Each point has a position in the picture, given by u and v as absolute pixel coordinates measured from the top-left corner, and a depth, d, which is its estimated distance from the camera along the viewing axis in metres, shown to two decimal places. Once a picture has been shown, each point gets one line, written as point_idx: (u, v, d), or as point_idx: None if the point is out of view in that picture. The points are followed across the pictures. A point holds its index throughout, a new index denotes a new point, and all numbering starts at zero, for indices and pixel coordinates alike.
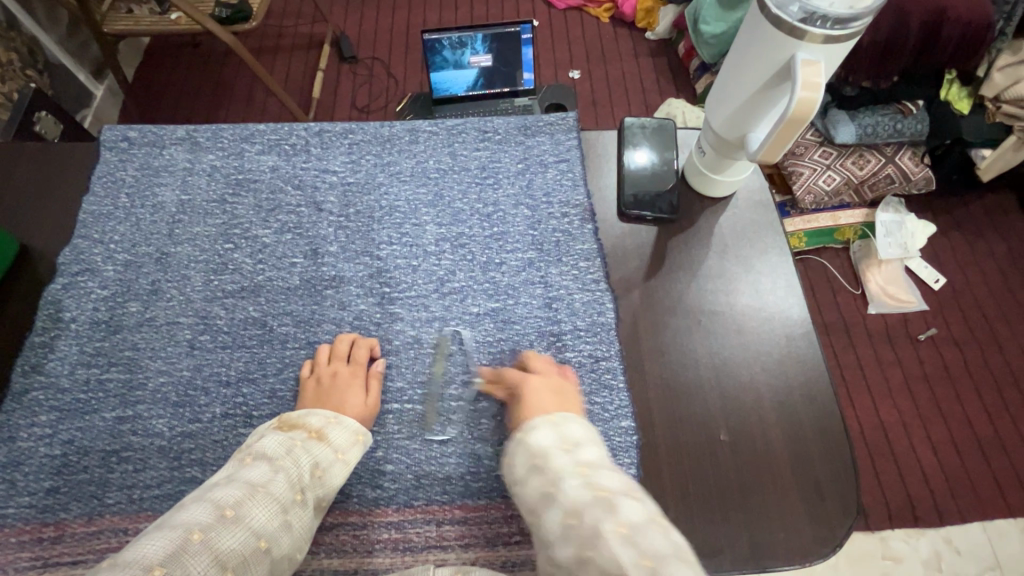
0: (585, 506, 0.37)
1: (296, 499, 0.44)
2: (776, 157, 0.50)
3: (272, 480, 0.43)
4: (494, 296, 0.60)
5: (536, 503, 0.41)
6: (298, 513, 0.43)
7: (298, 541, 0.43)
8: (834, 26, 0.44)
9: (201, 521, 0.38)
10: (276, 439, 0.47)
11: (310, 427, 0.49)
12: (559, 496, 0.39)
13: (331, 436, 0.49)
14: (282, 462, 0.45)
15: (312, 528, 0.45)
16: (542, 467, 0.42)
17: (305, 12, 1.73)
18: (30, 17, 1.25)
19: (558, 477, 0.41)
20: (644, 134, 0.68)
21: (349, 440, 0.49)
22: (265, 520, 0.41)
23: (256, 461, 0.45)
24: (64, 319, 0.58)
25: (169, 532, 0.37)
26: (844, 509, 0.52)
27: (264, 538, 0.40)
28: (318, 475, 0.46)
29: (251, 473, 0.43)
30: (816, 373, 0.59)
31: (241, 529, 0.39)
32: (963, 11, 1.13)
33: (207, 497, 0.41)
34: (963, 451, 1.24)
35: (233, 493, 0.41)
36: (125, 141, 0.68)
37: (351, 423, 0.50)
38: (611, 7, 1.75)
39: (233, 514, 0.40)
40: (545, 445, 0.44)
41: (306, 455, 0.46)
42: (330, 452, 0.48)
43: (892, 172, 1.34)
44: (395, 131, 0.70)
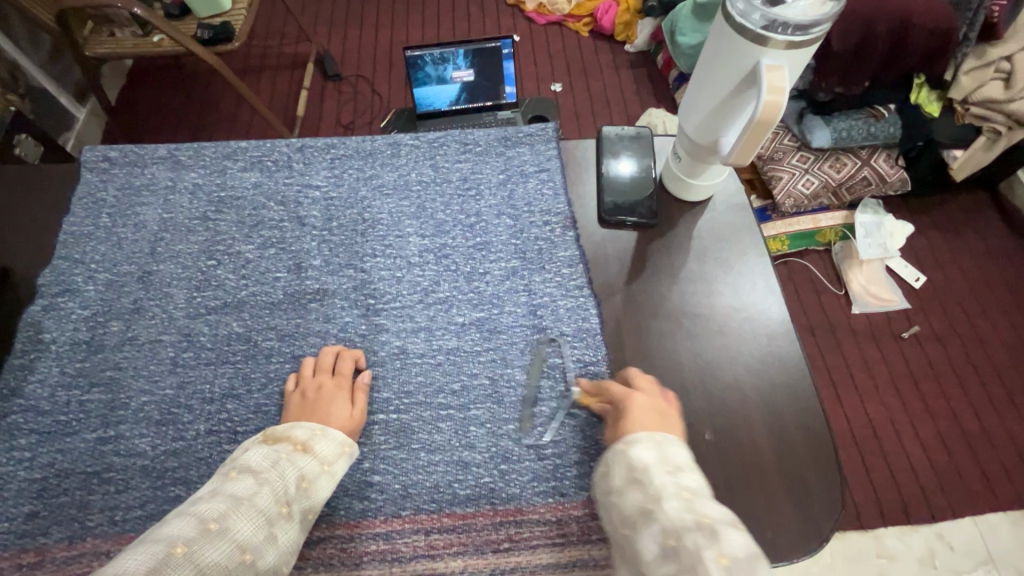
0: (685, 530, 0.36)
1: (281, 512, 0.43)
2: (747, 160, 0.52)
3: (257, 493, 0.43)
4: (479, 305, 0.60)
5: (634, 520, 0.41)
6: (284, 526, 0.43)
7: (285, 554, 0.42)
8: (794, 33, 0.46)
9: (184, 536, 0.38)
10: (261, 452, 0.46)
11: (295, 440, 0.48)
12: (659, 516, 0.39)
13: (317, 448, 0.48)
14: (267, 474, 0.44)
15: (299, 540, 0.45)
16: (642, 483, 0.42)
17: (288, 32, 1.75)
18: (9, 42, 1.26)
19: (660, 495, 0.40)
20: (622, 143, 0.69)
21: (335, 452, 0.49)
22: (249, 532, 0.40)
23: (242, 474, 0.44)
24: (44, 341, 0.57)
25: (151, 547, 0.37)
26: (830, 504, 0.53)
27: (248, 551, 0.39)
28: (305, 486, 0.45)
29: (236, 486, 0.43)
30: (798, 371, 0.60)
31: (226, 543, 0.39)
32: (926, 19, 1.17)
33: (193, 510, 0.40)
34: (951, 447, 1.26)
35: (217, 506, 0.41)
36: (105, 161, 0.68)
37: (337, 435, 0.50)
38: (590, 21, 1.79)
39: (217, 527, 0.39)
40: (645, 461, 0.44)
41: (292, 467, 0.46)
42: (316, 463, 0.47)
43: (868, 174, 1.37)
44: (376, 145, 0.71)
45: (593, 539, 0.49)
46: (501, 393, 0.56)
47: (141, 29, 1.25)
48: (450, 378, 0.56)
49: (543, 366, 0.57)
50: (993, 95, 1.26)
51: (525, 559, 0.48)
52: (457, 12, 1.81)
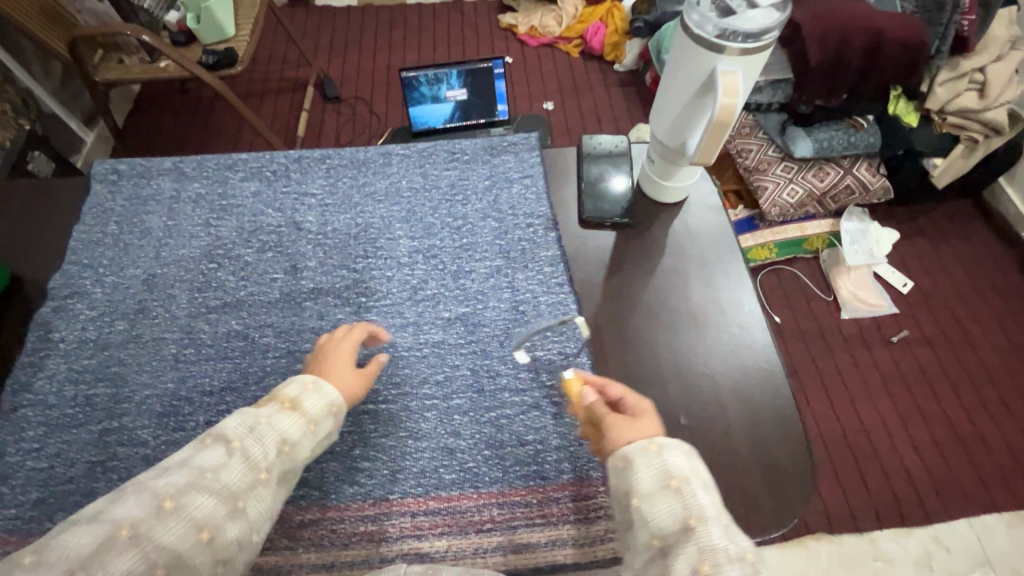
0: (728, 562, 0.36)
1: (258, 478, 0.42)
2: (711, 158, 0.56)
3: (224, 467, 0.41)
4: (465, 301, 0.64)
5: (666, 533, 0.39)
6: (253, 499, 0.41)
7: (252, 526, 0.41)
8: (745, 40, 0.51)
9: (134, 514, 0.36)
10: (240, 416, 0.45)
11: (284, 397, 0.47)
12: (700, 538, 0.37)
13: (305, 405, 0.47)
14: (244, 443, 0.43)
15: (276, 505, 0.44)
16: (682, 496, 0.40)
17: (290, 58, 1.82)
18: (23, 71, 1.32)
19: (703, 515, 0.39)
20: (597, 155, 0.73)
21: (322, 411, 0.48)
22: (208, 510, 0.39)
23: (213, 445, 0.42)
24: (53, 339, 0.60)
25: (97, 526, 0.35)
26: (802, 486, 0.55)
27: (206, 529, 0.38)
28: (286, 451, 0.45)
29: (204, 458, 0.41)
30: (771, 361, 0.63)
31: (181, 522, 0.37)
32: (899, 34, 1.21)
33: (149, 485, 0.38)
34: (945, 449, 1.26)
35: (175, 482, 0.39)
36: (114, 173, 0.72)
37: (329, 391, 0.49)
38: (580, 42, 1.87)
39: (172, 505, 0.38)
40: (683, 469, 0.41)
41: (269, 434, 0.44)
42: (301, 423, 0.46)
43: (851, 182, 1.40)
44: (369, 155, 0.75)
45: (572, 520, 0.52)
46: (484, 382, 0.59)
47: (149, 56, 1.32)
48: (436, 369, 0.59)
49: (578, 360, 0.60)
50: (970, 104, 1.30)
51: (507, 539, 0.51)
52: (452, 37, 1.89)
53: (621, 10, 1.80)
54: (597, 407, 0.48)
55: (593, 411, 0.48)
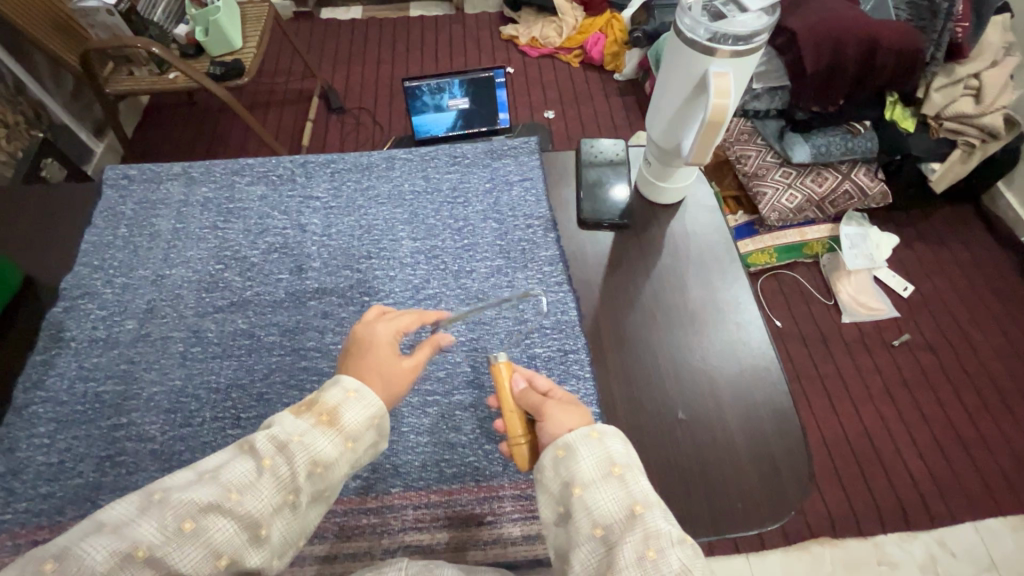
0: (669, 544, 0.36)
1: (286, 500, 0.39)
2: (705, 158, 0.57)
3: (251, 487, 0.38)
4: (466, 300, 0.65)
5: (609, 521, 0.39)
6: (278, 522, 0.39)
7: (276, 550, 0.39)
8: (736, 42, 0.53)
9: (153, 533, 0.34)
10: (279, 427, 0.41)
11: (322, 408, 0.43)
12: (645, 521, 0.38)
13: (345, 419, 0.43)
14: (274, 461, 0.39)
15: (307, 522, 0.41)
16: (624, 481, 0.40)
17: (295, 70, 1.86)
18: (37, 84, 1.35)
19: (646, 501, 0.39)
20: (597, 163, 0.76)
21: (363, 424, 0.44)
22: (229, 536, 0.36)
23: (245, 455, 0.39)
24: (64, 338, 0.62)
25: (115, 540, 0.33)
26: (798, 479, 0.56)
27: (224, 556, 0.36)
28: (318, 473, 0.41)
29: (232, 471, 0.38)
30: (767, 358, 0.64)
31: (199, 548, 0.35)
32: (895, 40, 1.22)
33: (171, 500, 0.36)
34: (949, 452, 1.25)
35: (199, 500, 0.36)
36: (125, 179, 0.74)
37: (372, 400, 0.44)
38: (581, 53, 1.90)
39: (191, 528, 0.35)
40: (625, 457, 0.42)
41: (302, 454, 0.40)
42: (339, 441, 0.42)
43: (848, 187, 1.41)
44: (373, 159, 0.77)
45: None
46: (483, 378, 0.60)
47: (158, 68, 1.34)
48: (438, 366, 0.60)
49: (575, 355, 0.61)
50: (965, 109, 1.33)
51: (507, 531, 0.52)
52: (454, 48, 1.92)
53: (620, 21, 1.83)
54: (529, 394, 0.46)
55: (524, 399, 0.46)
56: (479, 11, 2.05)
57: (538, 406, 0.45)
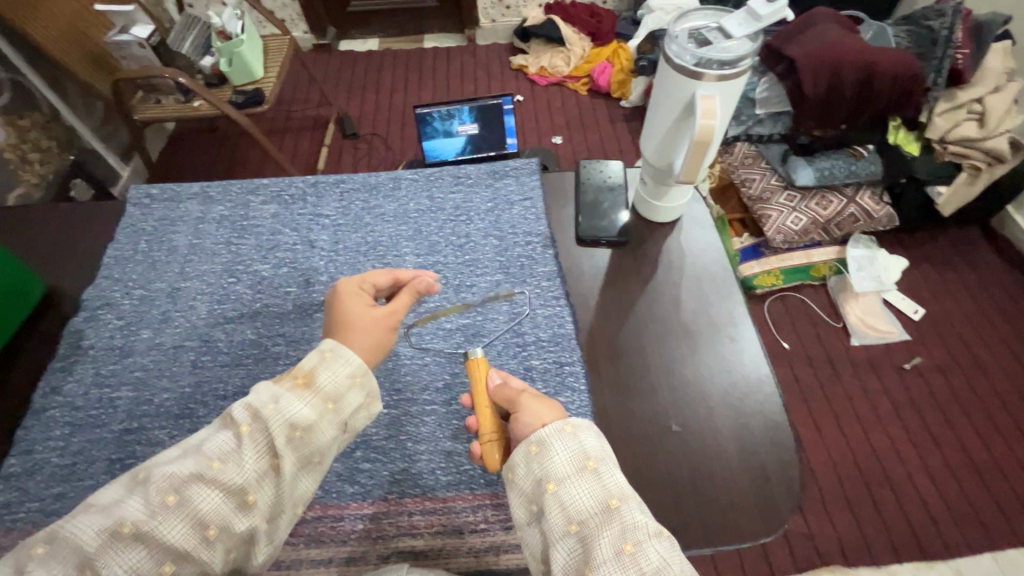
0: (647, 538, 0.38)
1: (270, 466, 0.42)
2: (695, 176, 0.60)
3: (232, 456, 0.41)
4: (465, 313, 0.67)
5: (585, 517, 0.41)
6: (265, 490, 0.41)
7: (265, 515, 0.41)
8: (721, 67, 0.56)
9: (137, 509, 0.37)
10: (255, 394, 0.43)
11: (299, 371, 0.45)
12: (622, 516, 0.40)
13: (321, 379, 0.45)
14: (251, 430, 0.42)
15: (305, 491, 0.44)
16: (598, 473, 0.43)
17: (312, 98, 1.94)
18: (71, 111, 1.44)
19: (623, 495, 0.41)
20: (601, 187, 0.79)
21: (343, 384, 0.46)
22: (215, 505, 0.39)
23: (226, 427, 0.42)
24: (83, 346, 0.65)
25: (102, 518, 0.37)
26: (789, 491, 0.56)
27: (213, 526, 0.39)
28: (299, 435, 0.43)
29: (215, 444, 0.41)
30: (759, 373, 0.64)
31: (183, 520, 0.38)
32: (892, 66, 1.24)
33: (153, 476, 0.39)
34: (962, 478, 1.21)
35: (179, 473, 0.39)
36: (147, 198, 0.79)
37: (350, 358, 0.47)
38: (588, 81, 1.95)
39: (174, 500, 0.38)
40: (598, 450, 0.44)
41: (278, 418, 0.42)
42: (315, 403, 0.44)
43: (854, 211, 1.40)
44: (380, 180, 0.80)
45: None
46: None
47: (183, 96, 1.42)
48: (437, 377, 0.62)
49: (570, 369, 0.62)
50: (970, 133, 1.31)
51: (500, 539, 0.53)
52: (465, 77, 2.00)
53: (626, 50, 1.89)
54: (505, 389, 0.50)
55: (500, 394, 0.50)
56: (490, 41, 2.14)
57: (514, 399, 0.49)
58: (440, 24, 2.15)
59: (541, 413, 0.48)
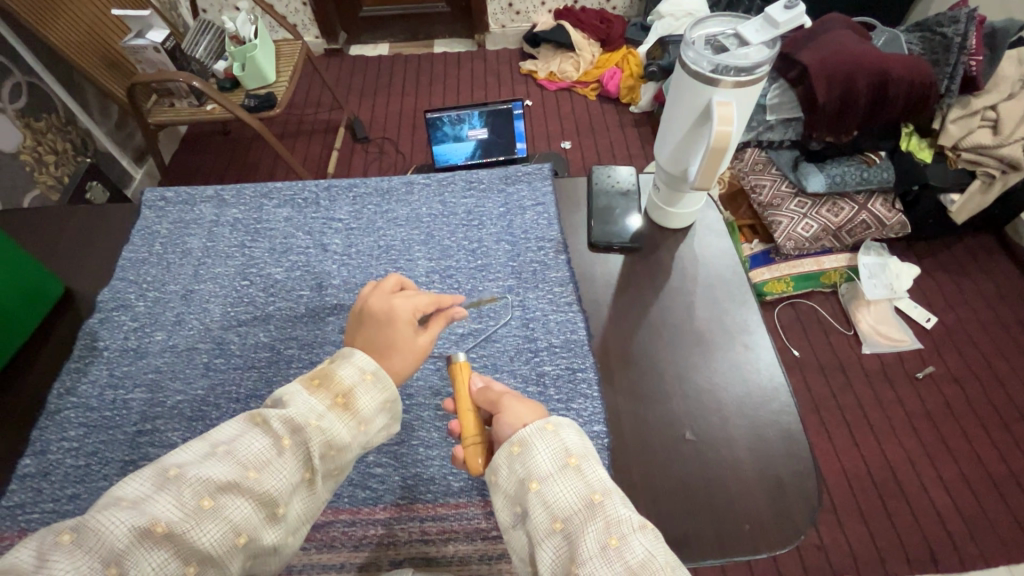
0: (631, 531, 0.38)
1: (304, 477, 0.42)
2: (711, 183, 0.59)
3: (270, 465, 0.41)
4: (478, 318, 0.67)
5: (569, 514, 0.40)
6: (296, 500, 0.42)
7: (291, 528, 0.42)
8: (738, 74, 0.56)
9: (172, 510, 0.37)
10: (296, 406, 0.44)
11: (339, 389, 0.45)
12: (606, 510, 0.39)
13: (359, 401, 0.46)
14: (288, 441, 0.42)
15: (320, 501, 0.44)
16: (580, 470, 0.42)
17: (323, 103, 1.96)
18: (86, 114, 1.45)
19: (605, 490, 0.41)
20: (614, 193, 0.78)
21: (375, 408, 0.47)
22: (246, 514, 0.39)
23: (259, 429, 0.42)
24: (98, 347, 0.66)
25: (135, 515, 0.36)
26: (806, 502, 0.55)
27: (244, 533, 0.38)
28: (332, 454, 0.44)
29: (252, 448, 0.41)
30: (774, 381, 0.63)
31: (219, 524, 0.38)
32: (905, 73, 1.24)
33: (188, 477, 0.38)
34: (977, 490, 1.20)
35: (215, 478, 0.39)
36: (162, 201, 0.79)
37: (389, 385, 0.48)
38: (597, 86, 1.95)
39: (210, 505, 0.38)
40: (579, 447, 0.44)
41: (319, 437, 0.43)
42: (351, 424, 0.45)
43: (866, 218, 1.39)
44: (392, 184, 0.81)
45: None
46: None
47: (197, 100, 1.43)
48: (449, 382, 0.62)
49: (582, 377, 0.62)
50: (983, 141, 1.29)
51: None
52: (475, 82, 2.01)
53: (636, 56, 1.89)
54: (488, 391, 0.50)
55: (482, 397, 0.50)
56: (499, 47, 2.15)
57: (496, 401, 0.49)
58: (450, 29, 2.16)
59: (521, 414, 0.47)
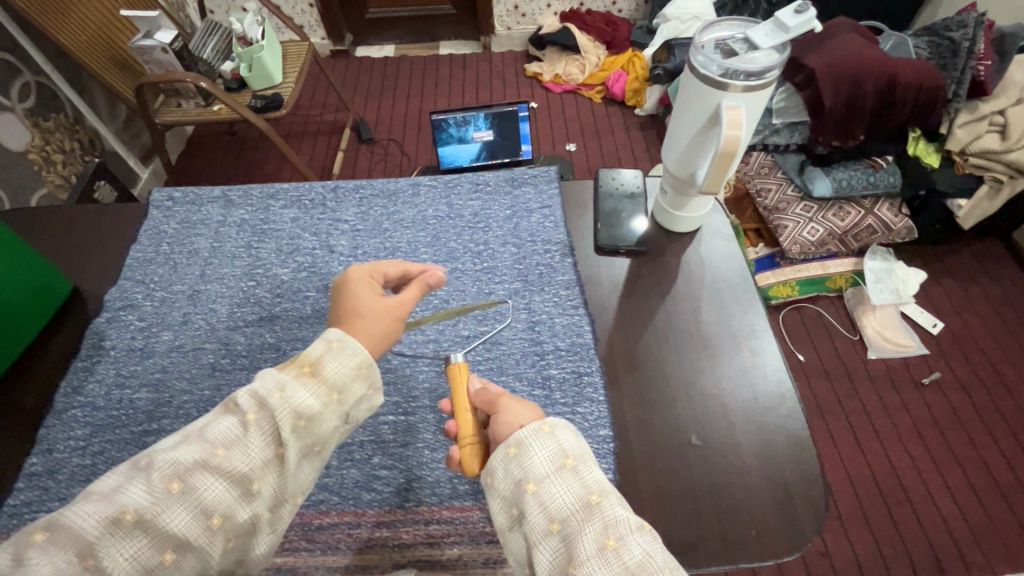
0: (628, 530, 0.38)
1: (276, 453, 0.42)
2: (719, 187, 0.59)
3: (238, 442, 0.41)
4: (484, 320, 0.67)
5: (566, 515, 0.40)
6: (268, 478, 0.41)
7: (268, 504, 0.41)
8: (747, 78, 0.56)
9: (142, 496, 0.37)
10: (260, 382, 0.43)
11: (305, 360, 0.45)
12: (603, 510, 0.39)
13: (327, 369, 0.45)
14: (256, 418, 0.42)
15: (305, 478, 0.44)
16: (577, 471, 0.42)
17: (329, 104, 1.96)
18: (94, 114, 1.46)
19: (602, 490, 0.41)
20: (620, 196, 0.79)
21: (349, 375, 0.46)
22: (219, 493, 0.39)
23: (229, 413, 0.42)
24: (105, 347, 0.66)
25: (103, 507, 0.36)
26: (813, 509, 0.55)
27: (216, 515, 0.39)
28: (304, 425, 0.43)
29: (218, 429, 0.41)
30: (783, 388, 0.63)
31: (188, 507, 0.38)
32: (913, 76, 1.23)
33: (158, 463, 0.38)
34: (984, 498, 1.19)
35: (184, 460, 0.39)
36: (170, 201, 0.80)
37: (356, 350, 0.47)
38: (603, 88, 1.95)
39: (180, 488, 0.38)
40: (576, 448, 0.44)
41: (283, 406, 0.42)
42: (322, 394, 0.44)
43: (872, 223, 1.39)
44: (399, 186, 0.81)
45: None
46: None
47: (204, 100, 1.43)
48: None
49: (588, 381, 0.61)
50: (990, 146, 1.28)
51: None
52: (480, 84, 2.01)
53: (641, 58, 1.90)
54: (485, 392, 0.50)
55: (478, 397, 0.50)
56: (505, 49, 2.15)
57: (493, 401, 0.49)
58: (456, 31, 2.17)
59: (520, 414, 0.47)
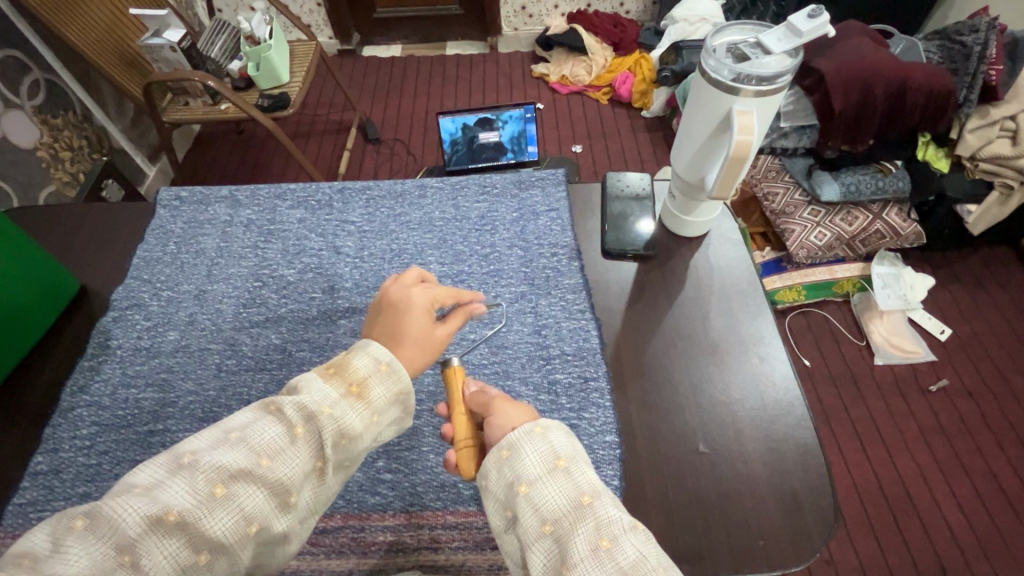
0: (621, 531, 0.37)
1: (316, 466, 0.42)
2: (729, 193, 0.59)
3: (282, 453, 0.40)
4: (490, 323, 0.67)
5: (558, 516, 0.39)
6: (307, 489, 0.42)
7: (302, 515, 0.42)
8: (759, 83, 0.56)
9: (185, 497, 0.36)
10: (309, 393, 0.43)
11: (353, 378, 0.45)
12: (595, 511, 0.39)
13: (373, 393, 0.45)
14: (302, 431, 0.41)
15: (330, 492, 0.44)
16: (568, 472, 0.42)
17: (336, 103, 1.97)
18: (103, 112, 1.47)
19: (594, 490, 0.41)
20: (623, 198, 0.78)
21: (389, 400, 0.46)
22: (258, 502, 0.38)
23: (273, 418, 0.41)
24: (111, 346, 0.66)
25: (146, 503, 0.35)
26: (821, 519, 0.54)
27: (255, 522, 0.38)
28: (344, 443, 0.43)
29: (263, 433, 0.40)
30: (792, 396, 0.62)
31: (232, 513, 0.37)
32: (923, 81, 1.23)
33: (201, 464, 0.38)
34: (991, 507, 1.17)
35: (227, 465, 0.38)
36: (177, 200, 0.80)
37: (402, 378, 0.47)
38: (609, 90, 1.94)
39: (223, 493, 0.37)
40: (567, 450, 0.43)
41: (331, 424, 0.42)
42: (365, 415, 0.44)
43: (880, 227, 1.37)
44: (406, 187, 0.81)
45: None
46: None
47: (211, 99, 1.44)
48: None
49: (595, 387, 0.61)
50: (1001, 152, 1.26)
51: None
52: (487, 84, 2.01)
53: (649, 60, 1.89)
54: (479, 395, 0.49)
55: (473, 401, 0.49)
56: (512, 49, 2.15)
57: (487, 403, 0.48)
58: (463, 31, 2.16)
59: (511, 416, 0.46)
